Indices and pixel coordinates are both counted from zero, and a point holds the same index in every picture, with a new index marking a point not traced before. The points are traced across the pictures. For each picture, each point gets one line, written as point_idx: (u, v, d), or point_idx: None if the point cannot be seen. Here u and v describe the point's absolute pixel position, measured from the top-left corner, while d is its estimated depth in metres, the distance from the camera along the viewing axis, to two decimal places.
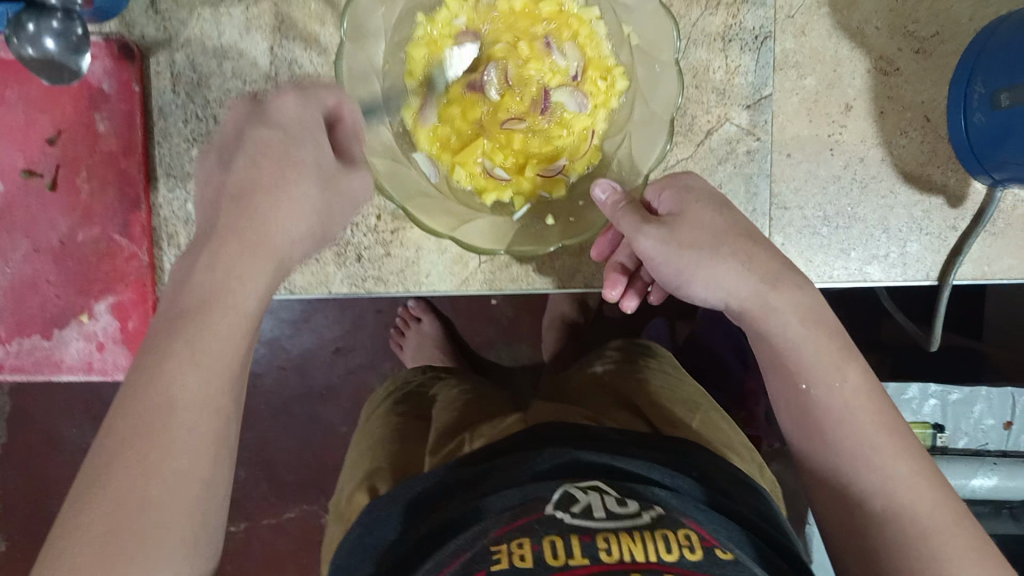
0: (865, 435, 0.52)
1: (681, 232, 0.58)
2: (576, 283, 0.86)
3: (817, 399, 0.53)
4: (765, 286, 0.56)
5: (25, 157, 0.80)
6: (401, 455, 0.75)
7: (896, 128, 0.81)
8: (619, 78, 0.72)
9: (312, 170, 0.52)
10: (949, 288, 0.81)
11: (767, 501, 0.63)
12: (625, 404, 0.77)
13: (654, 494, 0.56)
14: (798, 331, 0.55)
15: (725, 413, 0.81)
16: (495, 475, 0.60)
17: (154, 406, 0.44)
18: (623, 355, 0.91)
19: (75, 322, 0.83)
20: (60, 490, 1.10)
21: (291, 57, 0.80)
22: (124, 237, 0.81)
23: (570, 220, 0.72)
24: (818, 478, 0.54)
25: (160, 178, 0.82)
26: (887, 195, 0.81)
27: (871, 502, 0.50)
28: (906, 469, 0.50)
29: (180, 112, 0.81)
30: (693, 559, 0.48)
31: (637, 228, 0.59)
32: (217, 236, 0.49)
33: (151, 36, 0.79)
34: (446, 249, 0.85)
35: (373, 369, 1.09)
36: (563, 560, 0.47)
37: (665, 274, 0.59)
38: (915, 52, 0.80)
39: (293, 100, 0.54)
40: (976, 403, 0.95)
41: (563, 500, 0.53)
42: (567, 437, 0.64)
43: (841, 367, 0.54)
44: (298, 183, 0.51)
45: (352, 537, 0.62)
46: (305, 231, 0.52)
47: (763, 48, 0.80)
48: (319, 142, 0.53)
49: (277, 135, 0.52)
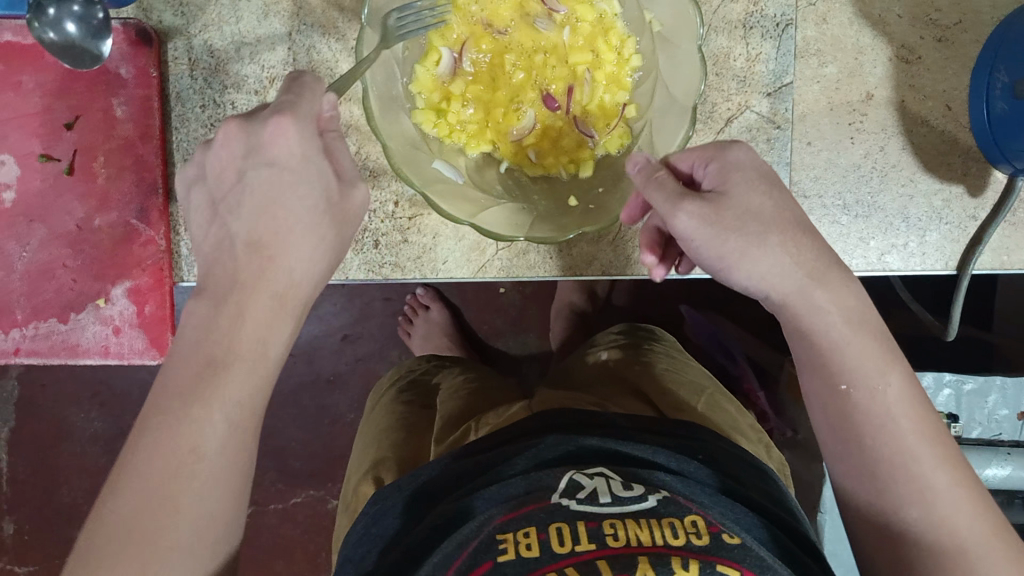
0: (904, 442, 0.52)
1: (726, 214, 0.55)
2: (591, 271, 0.86)
3: (858, 402, 0.53)
4: (811, 283, 0.55)
5: (42, 142, 0.80)
6: (409, 446, 0.75)
7: (918, 117, 0.80)
8: (633, 50, 0.72)
9: (318, 205, 0.52)
10: (967, 277, 0.81)
11: (775, 483, 0.63)
12: (630, 390, 0.77)
13: (660, 478, 0.55)
14: (841, 331, 0.54)
15: (730, 396, 0.81)
16: (501, 463, 0.59)
17: (172, 460, 0.46)
18: (628, 338, 0.91)
19: (91, 308, 0.83)
20: (70, 475, 1.11)
21: (309, 43, 0.79)
22: (142, 222, 0.81)
23: (591, 207, 0.71)
24: (851, 482, 0.54)
25: (176, 163, 0.81)
26: (906, 184, 0.81)
27: (908, 509, 0.51)
28: (946, 479, 0.51)
29: (197, 97, 0.80)
30: (702, 543, 0.48)
31: (676, 202, 0.55)
32: (240, 289, 0.50)
33: (168, 22, 0.79)
34: (462, 236, 0.85)
35: (383, 356, 1.09)
36: (569, 548, 0.47)
37: (708, 257, 0.57)
38: (937, 41, 0.80)
39: (288, 131, 0.51)
40: (989, 394, 0.94)
41: (569, 487, 0.53)
42: (573, 425, 0.64)
43: (884, 373, 0.53)
44: (306, 219, 0.52)
45: (359, 528, 0.62)
46: (320, 272, 0.54)
47: (785, 35, 0.80)
48: (324, 181, 0.53)
49: (272, 174, 0.51)
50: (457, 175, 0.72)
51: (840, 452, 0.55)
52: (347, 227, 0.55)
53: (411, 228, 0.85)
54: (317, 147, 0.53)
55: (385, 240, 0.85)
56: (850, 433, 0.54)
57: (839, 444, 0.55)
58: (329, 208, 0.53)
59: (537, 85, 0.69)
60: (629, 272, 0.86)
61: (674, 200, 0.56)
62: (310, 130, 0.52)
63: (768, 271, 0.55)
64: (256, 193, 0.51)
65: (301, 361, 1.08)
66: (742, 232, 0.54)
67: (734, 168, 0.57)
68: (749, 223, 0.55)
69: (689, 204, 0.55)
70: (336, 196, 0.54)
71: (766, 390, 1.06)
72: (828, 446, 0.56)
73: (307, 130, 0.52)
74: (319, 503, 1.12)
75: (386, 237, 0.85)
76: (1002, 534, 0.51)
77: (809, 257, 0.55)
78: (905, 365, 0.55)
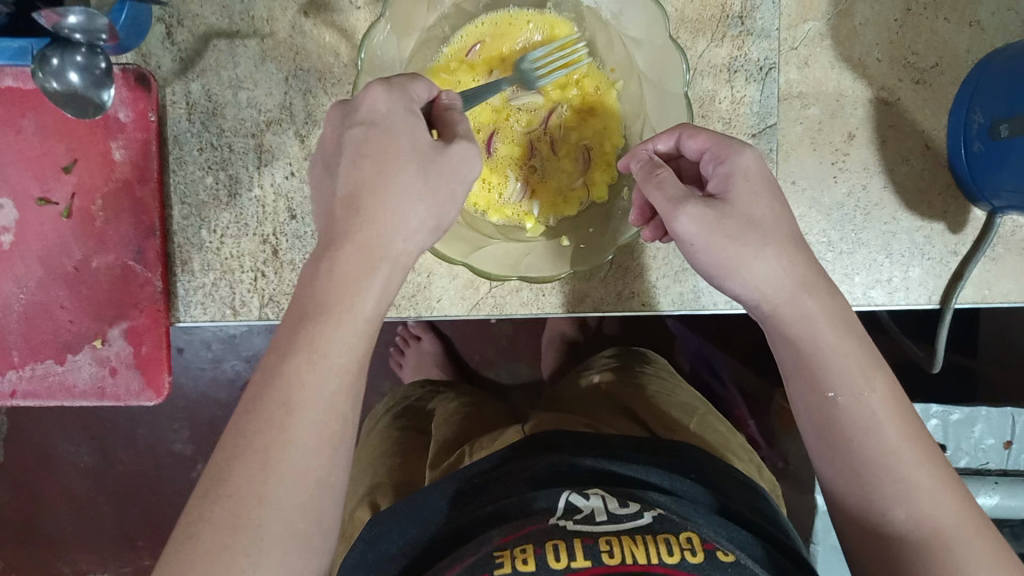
0: (887, 443, 0.53)
1: (727, 221, 0.57)
2: (585, 308, 0.87)
3: (845, 408, 0.54)
4: (801, 293, 0.57)
5: (41, 185, 0.81)
6: (403, 472, 0.76)
7: (898, 156, 0.83)
8: (612, 87, 0.73)
9: (408, 155, 0.53)
10: (951, 311, 0.83)
11: (767, 501, 0.64)
12: (624, 412, 0.77)
13: (655, 498, 0.56)
14: (828, 339, 0.56)
15: (720, 415, 0.83)
16: (499, 485, 0.60)
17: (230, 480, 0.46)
18: (619, 361, 0.93)
19: (88, 348, 0.84)
20: (60, 510, 1.13)
21: (306, 87, 0.81)
22: (139, 263, 0.82)
23: (581, 246, 0.73)
24: (839, 483, 0.55)
25: (174, 205, 0.82)
26: (890, 222, 0.83)
27: (892, 511, 0.52)
28: (928, 480, 0.52)
29: (195, 139, 0.82)
30: (695, 562, 0.49)
31: (679, 205, 0.57)
32: None
33: (167, 67, 0.81)
34: (456, 274, 0.86)
35: (373, 387, 1.10)
36: (565, 563, 0.48)
37: (706, 262, 0.58)
38: (915, 82, 0.82)
39: (381, 93, 0.54)
40: (975, 423, 0.96)
41: (566, 510, 0.53)
42: (570, 445, 0.64)
43: (869, 381, 0.55)
44: (400, 173, 0.53)
45: (354, 555, 0.61)
46: (416, 221, 0.54)
47: (769, 77, 0.82)
48: (416, 127, 0.54)
49: (367, 131, 0.54)
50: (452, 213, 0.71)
51: (827, 457, 0.55)
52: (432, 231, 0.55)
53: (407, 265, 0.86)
54: (408, 105, 0.55)
55: None
56: (836, 438, 0.55)
57: (824, 449, 0.56)
58: (420, 157, 0.54)
59: (526, 116, 0.71)
60: (623, 308, 0.87)
61: (675, 203, 0.57)
62: (399, 91, 0.55)
63: (763, 281, 0.57)
64: (356, 153, 0.54)
65: None
66: (742, 240, 0.57)
67: (742, 176, 0.59)
68: (731, 245, 0.57)
69: (689, 208, 0.57)
70: (426, 147, 0.54)
71: (758, 420, 1.08)
72: (816, 452, 0.57)
73: (398, 92, 0.55)
74: None
75: None
76: (988, 534, 0.51)
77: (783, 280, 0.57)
78: (886, 375, 0.56)
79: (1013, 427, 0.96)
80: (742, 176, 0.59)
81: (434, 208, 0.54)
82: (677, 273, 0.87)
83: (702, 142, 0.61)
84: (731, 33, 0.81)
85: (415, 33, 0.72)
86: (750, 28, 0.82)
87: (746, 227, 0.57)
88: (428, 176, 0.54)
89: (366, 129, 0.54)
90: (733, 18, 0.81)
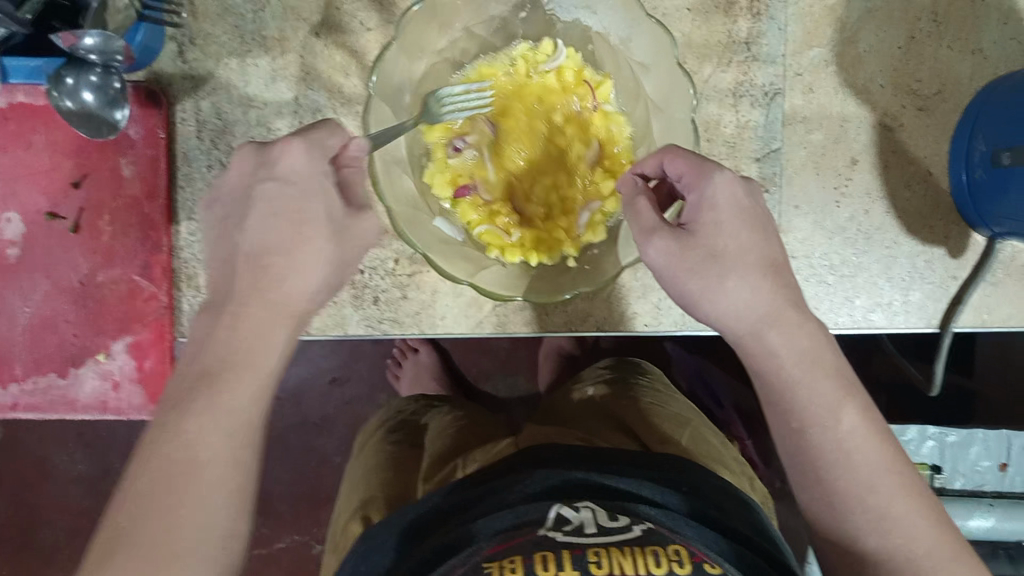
0: (861, 472, 0.53)
1: (691, 253, 0.57)
2: (587, 327, 0.88)
3: (814, 439, 0.55)
4: (765, 326, 0.57)
5: (49, 200, 0.82)
6: (396, 484, 0.76)
7: (900, 182, 0.84)
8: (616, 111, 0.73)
9: (325, 224, 0.55)
10: (949, 336, 0.83)
11: (758, 514, 0.64)
12: (617, 424, 0.78)
13: (646, 511, 0.56)
14: (792, 372, 0.56)
15: (714, 429, 0.83)
16: (494, 495, 0.60)
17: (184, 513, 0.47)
18: (613, 373, 0.93)
19: (93, 362, 0.84)
20: (53, 517, 1.12)
21: (316, 107, 0.82)
22: (145, 278, 0.83)
23: (587, 267, 0.73)
24: (817, 508, 0.55)
25: (181, 222, 0.83)
26: (891, 246, 0.84)
27: (865, 539, 0.53)
28: (900, 506, 0.53)
29: (203, 157, 0.82)
30: (681, 573, 0.50)
31: (647, 236, 0.58)
32: (268, 263, 0.53)
33: (177, 84, 0.81)
34: (462, 292, 0.87)
35: (369, 400, 1.10)
36: (553, 574, 0.49)
37: (672, 290, 0.59)
38: (918, 110, 0.84)
39: (301, 153, 0.56)
40: (972, 445, 0.98)
41: (556, 520, 0.53)
42: (563, 458, 0.64)
43: (836, 411, 0.55)
44: (314, 238, 0.54)
45: (351, 561, 0.62)
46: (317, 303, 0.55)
47: (773, 103, 0.83)
48: (330, 195, 0.56)
49: (281, 189, 0.55)
50: (458, 234, 0.74)
51: (801, 482, 0.56)
52: (332, 287, 0.57)
53: (410, 284, 0.87)
54: (325, 169, 0.56)
55: (385, 296, 0.87)
56: (808, 466, 0.55)
57: (800, 475, 0.56)
58: (332, 224, 0.55)
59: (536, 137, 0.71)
60: (625, 329, 0.88)
61: (646, 233, 0.58)
62: (320, 152, 0.56)
63: (730, 311, 0.57)
64: (266, 206, 0.54)
65: (288, 403, 1.10)
66: (705, 272, 0.57)
67: (708, 206, 0.57)
68: (711, 266, 0.57)
69: (658, 239, 0.58)
70: (338, 214, 0.56)
71: (754, 437, 1.08)
72: (791, 479, 0.57)
73: (318, 151, 0.56)
74: (304, 547, 1.14)
75: (386, 293, 0.87)
76: (966, 559, 0.51)
77: (776, 294, 0.57)
78: (864, 399, 0.56)
79: (1009, 449, 0.97)
80: (710, 207, 0.57)
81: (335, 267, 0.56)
82: None
83: (678, 167, 0.59)
84: (738, 58, 0.83)
85: (427, 56, 0.73)
86: (757, 54, 0.83)
87: (729, 251, 0.57)
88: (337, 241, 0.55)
89: (286, 187, 0.55)
90: (740, 45, 0.83)
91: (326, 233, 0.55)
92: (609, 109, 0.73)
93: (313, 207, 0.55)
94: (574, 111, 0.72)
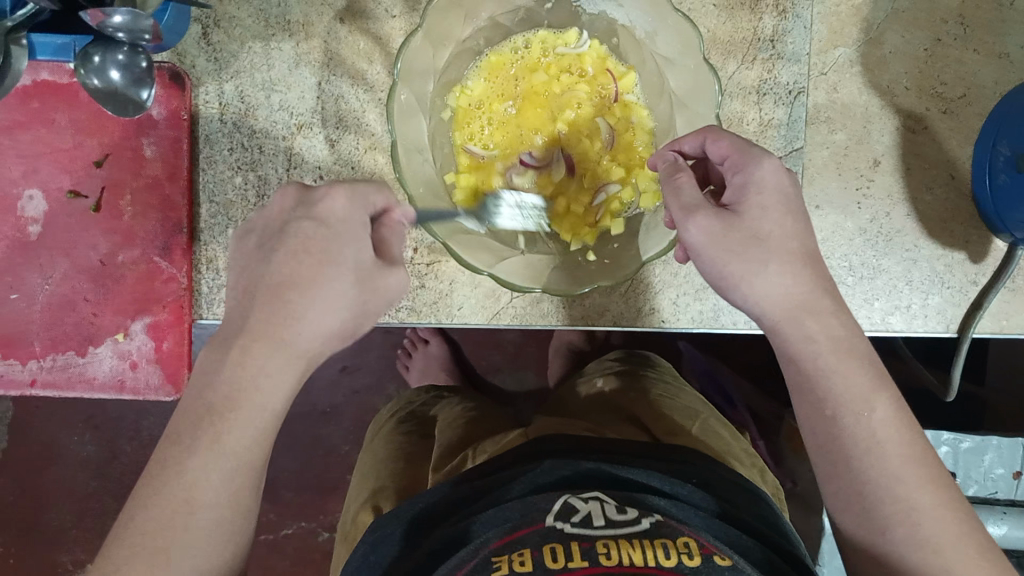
0: (890, 465, 0.53)
1: (733, 234, 0.57)
2: (603, 322, 0.88)
3: (846, 427, 0.55)
4: (802, 313, 0.56)
5: (71, 178, 0.82)
6: (406, 475, 0.76)
7: (921, 184, 0.83)
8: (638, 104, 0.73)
9: (348, 271, 0.54)
10: (968, 341, 0.83)
11: (771, 509, 0.63)
12: (628, 418, 0.78)
13: (656, 503, 0.56)
14: (827, 359, 0.56)
15: (727, 424, 0.83)
16: (504, 486, 0.60)
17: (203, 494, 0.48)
18: (624, 365, 0.93)
19: (110, 341, 0.84)
20: (62, 498, 1.12)
21: (338, 93, 0.82)
22: (164, 259, 0.83)
23: (605, 262, 0.73)
24: (840, 500, 0.55)
25: (202, 204, 0.83)
26: (910, 249, 0.83)
27: (892, 530, 0.52)
28: (929, 500, 0.52)
29: (225, 140, 0.82)
30: (692, 565, 0.49)
31: (690, 213, 0.57)
32: (289, 244, 0.53)
33: (201, 66, 0.82)
34: (478, 283, 0.88)
35: (379, 390, 1.10)
36: (562, 565, 0.49)
37: (709, 272, 0.58)
38: (943, 112, 0.83)
39: (343, 198, 0.55)
40: (986, 452, 0.97)
41: (562, 511, 0.53)
42: (572, 450, 0.64)
43: (870, 400, 0.55)
44: (336, 279, 0.53)
45: (357, 557, 0.62)
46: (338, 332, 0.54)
47: (797, 102, 0.83)
48: (363, 244, 0.55)
49: (316, 229, 0.54)
50: (478, 226, 0.71)
51: (829, 472, 0.56)
52: (348, 337, 0.55)
53: (428, 273, 0.87)
54: (365, 219, 0.55)
55: None
56: (838, 457, 0.55)
57: (828, 465, 0.56)
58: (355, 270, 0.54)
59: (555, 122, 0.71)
60: (640, 324, 0.88)
61: (687, 211, 0.57)
62: (360, 201, 0.55)
63: (768, 297, 0.56)
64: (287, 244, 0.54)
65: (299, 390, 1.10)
66: (747, 255, 0.56)
67: (756, 187, 0.57)
68: (752, 247, 0.56)
69: (701, 216, 0.57)
70: (367, 263, 0.55)
71: (765, 439, 1.08)
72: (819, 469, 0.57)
73: (358, 201, 0.56)
74: (310, 534, 1.15)
75: None
76: (990, 557, 0.51)
77: (805, 287, 0.57)
78: (891, 394, 0.56)
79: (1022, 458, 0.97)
80: (756, 188, 0.57)
81: (356, 312, 0.54)
82: (696, 292, 0.87)
83: (725, 148, 0.59)
84: (762, 56, 0.82)
85: (451, 46, 0.74)
86: (781, 52, 0.82)
87: (759, 238, 0.56)
88: (359, 288, 0.54)
89: (317, 226, 0.54)
90: (764, 43, 0.82)
91: (350, 278, 0.54)
92: (632, 100, 0.73)
93: (342, 249, 0.54)
94: (595, 99, 0.72)
